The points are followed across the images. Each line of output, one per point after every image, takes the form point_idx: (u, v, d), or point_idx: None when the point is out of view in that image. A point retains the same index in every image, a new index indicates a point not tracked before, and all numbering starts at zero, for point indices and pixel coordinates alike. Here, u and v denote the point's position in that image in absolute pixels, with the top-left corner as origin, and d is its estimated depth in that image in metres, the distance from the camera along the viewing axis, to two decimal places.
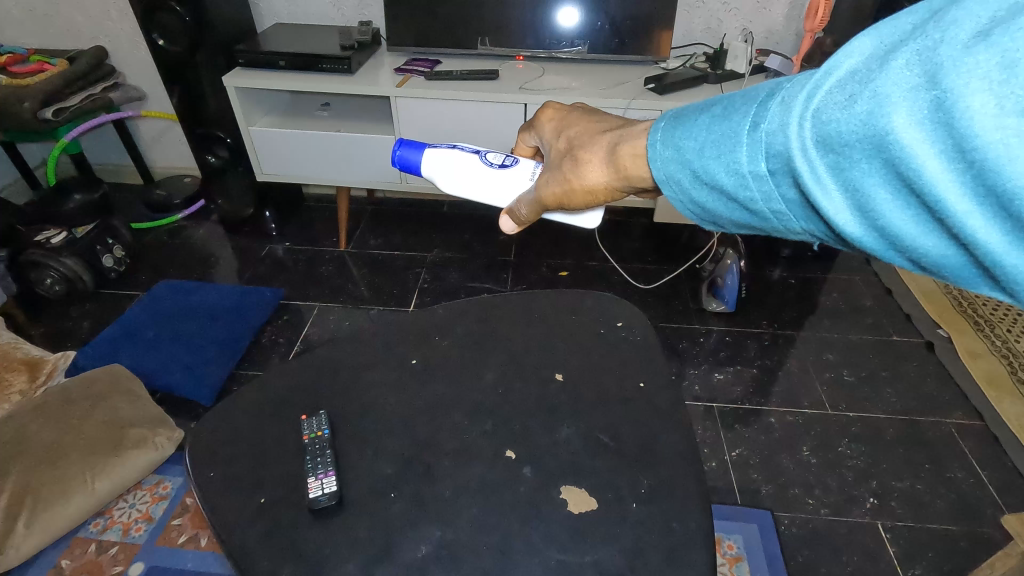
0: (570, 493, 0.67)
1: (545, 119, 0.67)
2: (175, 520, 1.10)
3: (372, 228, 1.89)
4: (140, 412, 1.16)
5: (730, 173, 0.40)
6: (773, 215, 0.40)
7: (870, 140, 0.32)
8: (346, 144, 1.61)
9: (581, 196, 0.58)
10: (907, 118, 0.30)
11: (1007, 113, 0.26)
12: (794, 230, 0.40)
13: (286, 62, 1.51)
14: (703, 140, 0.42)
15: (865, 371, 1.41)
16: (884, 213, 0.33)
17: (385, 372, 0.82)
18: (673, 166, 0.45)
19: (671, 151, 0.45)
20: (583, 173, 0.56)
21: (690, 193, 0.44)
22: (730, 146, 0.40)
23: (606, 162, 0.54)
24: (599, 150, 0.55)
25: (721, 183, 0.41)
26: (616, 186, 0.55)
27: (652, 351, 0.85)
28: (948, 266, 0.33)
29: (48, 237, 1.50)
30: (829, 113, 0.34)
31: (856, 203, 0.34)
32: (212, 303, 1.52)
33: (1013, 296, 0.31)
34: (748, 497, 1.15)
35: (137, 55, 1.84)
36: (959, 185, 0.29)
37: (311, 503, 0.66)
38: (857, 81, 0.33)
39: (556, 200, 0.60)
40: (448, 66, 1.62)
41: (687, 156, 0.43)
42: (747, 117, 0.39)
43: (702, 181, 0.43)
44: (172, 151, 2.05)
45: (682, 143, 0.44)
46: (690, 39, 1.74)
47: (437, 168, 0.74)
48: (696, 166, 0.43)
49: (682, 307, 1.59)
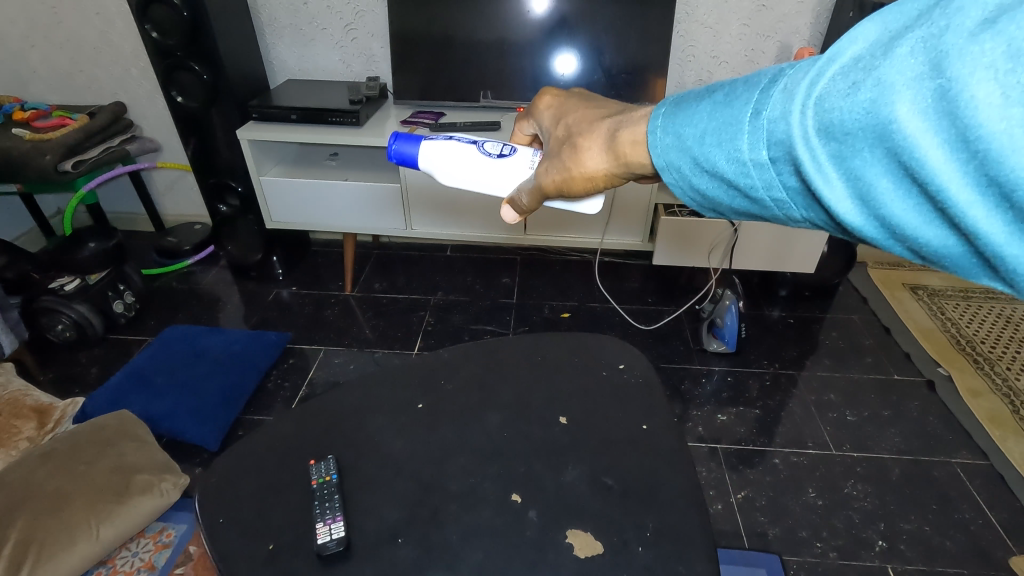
0: (575, 537, 0.68)
1: (544, 106, 0.70)
2: (178, 568, 1.08)
3: (378, 271, 1.93)
4: (147, 457, 1.17)
5: (731, 160, 0.42)
6: (774, 200, 0.42)
7: (871, 127, 0.34)
8: (354, 191, 1.66)
9: (580, 182, 0.61)
10: (911, 107, 0.32)
11: (1013, 103, 0.28)
12: (795, 215, 0.42)
13: (298, 116, 1.58)
14: (704, 127, 0.44)
15: (867, 410, 1.41)
16: (885, 202, 0.35)
17: (392, 415, 0.84)
18: (672, 154, 0.47)
19: (671, 138, 0.47)
20: (584, 161, 0.59)
21: (692, 180, 0.46)
22: (734, 135, 0.42)
23: (606, 148, 0.57)
24: (599, 135, 0.58)
25: (721, 170, 0.44)
26: (615, 172, 0.57)
27: (653, 393, 0.87)
28: (948, 256, 0.35)
29: (61, 284, 1.54)
30: (831, 101, 0.36)
31: (857, 191, 0.36)
32: (221, 348, 1.54)
33: (1011, 285, 0.33)
34: (755, 541, 1.14)
35: (154, 109, 1.93)
36: (962, 175, 0.31)
37: (319, 548, 0.67)
38: (861, 68, 0.35)
39: (555, 188, 0.63)
40: (453, 118, 1.69)
41: (688, 142, 0.46)
42: (749, 104, 0.42)
43: (704, 169, 0.45)
44: (183, 198, 2.12)
45: (682, 130, 0.46)
46: (682, 90, 1.82)
47: (435, 159, 0.77)
48: (698, 154, 0.45)
49: (683, 348, 1.60)
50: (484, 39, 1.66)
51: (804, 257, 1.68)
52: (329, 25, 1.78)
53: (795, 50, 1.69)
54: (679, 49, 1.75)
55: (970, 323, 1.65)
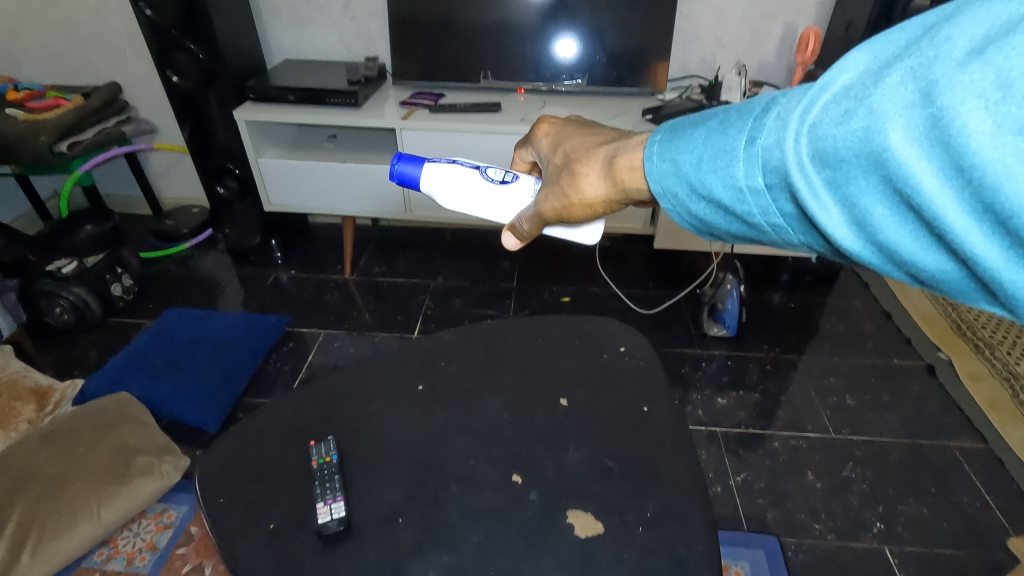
0: (576, 518, 0.68)
1: (541, 134, 0.69)
2: (179, 549, 1.09)
3: (377, 255, 1.92)
4: (147, 440, 1.17)
5: (727, 186, 0.41)
6: (772, 227, 0.41)
7: (865, 157, 0.33)
8: (352, 174, 1.64)
9: (580, 209, 0.59)
10: (904, 135, 0.31)
11: (1005, 132, 0.27)
12: (792, 241, 0.41)
13: (295, 96, 1.56)
14: (700, 153, 0.43)
15: (867, 395, 1.41)
16: (882, 229, 0.34)
17: (392, 398, 0.84)
18: (669, 179, 0.46)
19: (668, 164, 0.46)
20: (581, 186, 0.57)
21: (690, 206, 0.45)
22: (729, 161, 0.41)
23: (603, 174, 0.55)
24: (597, 161, 0.57)
25: (718, 197, 0.42)
26: (613, 198, 0.56)
27: (655, 376, 0.86)
28: (947, 280, 0.34)
29: (59, 267, 1.52)
30: (823, 129, 0.35)
31: (854, 217, 0.35)
32: (220, 332, 1.53)
33: (1013, 311, 0.32)
34: (754, 523, 1.14)
35: (150, 91, 1.90)
36: (957, 202, 0.30)
37: (321, 528, 0.66)
38: (852, 97, 0.34)
39: (555, 214, 0.62)
40: (453, 99, 1.67)
41: (685, 168, 0.44)
42: (743, 132, 0.41)
43: (700, 195, 0.44)
44: (180, 183, 2.10)
45: (678, 156, 0.45)
46: (685, 71, 1.80)
47: (438, 183, 0.75)
48: (694, 180, 0.44)
49: (684, 332, 1.60)
50: (484, 18, 1.63)
51: None
52: (326, 5, 1.75)
53: (800, 31, 1.66)
54: (682, 29, 1.72)
55: None
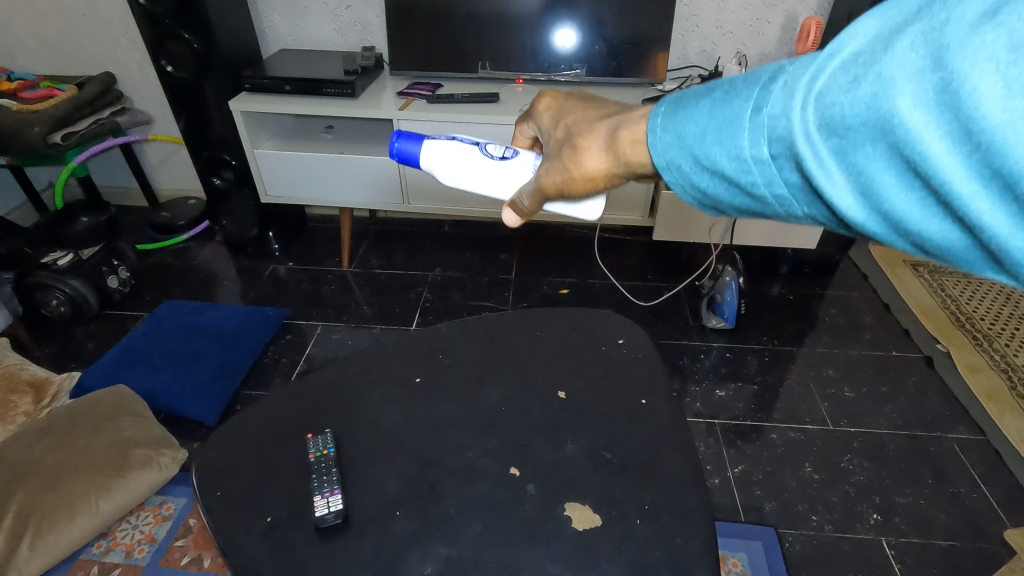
0: (574, 510, 0.68)
1: (542, 108, 0.68)
2: (178, 541, 1.09)
3: (375, 247, 1.91)
4: (145, 432, 1.16)
5: (731, 156, 0.40)
6: (775, 199, 0.40)
7: (873, 123, 0.32)
8: (349, 165, 1.63)
9: (581, 183, 0.58)
10: (911, 101, 0.31)
11: (1015, 94, 0.27)
12: (795, 214, 0.40)
13: (291, 87, 1.54)
14: (704, 124, 0.42)
15: (866, 386, 1.41)
16: (888, 197, 0.33)
17: (390, 390, 0.83)
18: (671, 151, 0.44)
19: (671, 137, 0.44)
20: (583, 161, 0.56)
21: (692, 178, 0.43)
22: (735, 130, 0.40)
23: (605, 148, 0.54)
24: (599, 135, 0.56)
25: (722, 168, 0.41)
26: (615, 171, 0.55)
27: (653, 368, 0.86)
28: (952, 250, 0.33)
29: (55, 259, 1.51)
30: (831, 96, 0.34)
31: (860, 186, 0.34)
32: (218, 324, 1.52)
33: (1017, 280, 0.31)
34: (751, 514, 1.15)
35: (145, 81, 1.88)
36: (964, 167, 0.29)
37: (318, 521, 0.67)
38: (862, 63, 0.33)
39: (555, 189, 0.61)
40: (450, 90, 1.65)
41: (689, 140, 0.43)
42: (749, 101, 0.39)
43: (704, 166, 0.42)
44: (177, 174, 2.08)
45: (683, 128, 0.43)
46: (685, 61, 1.78)
47: (436, 159, 0.75)
48: (697, 151, 0.42)
49: (683, 324, 1.60)
50: (482, 7, 1.62)
51: (807, 233, 1.66)
52: None
53: (801, 20, 1.64)
54: (682, 18, 1.70)
55: (969, 299, 1.64)
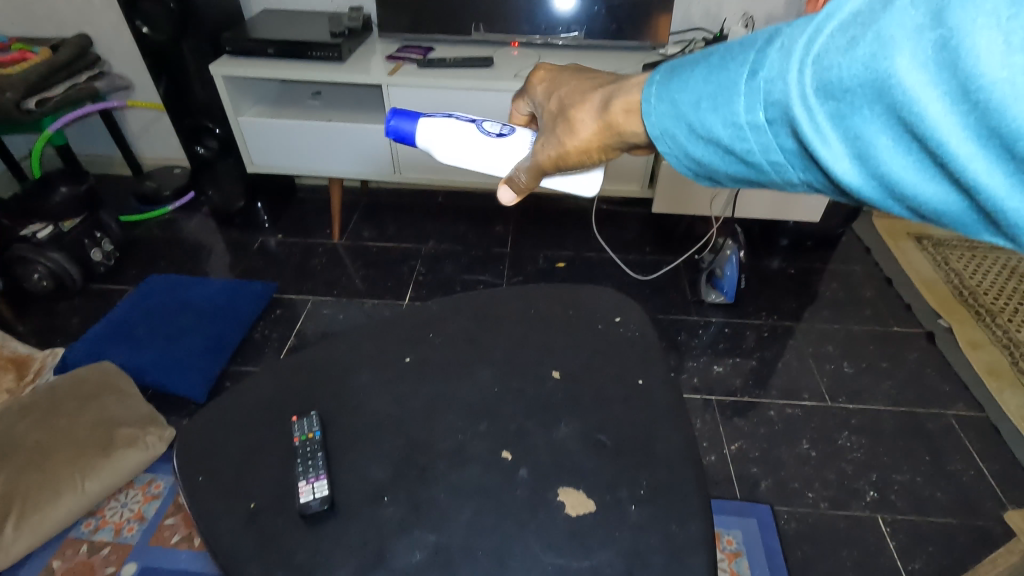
0: (567, 495, 0.66)
1: (536, 82, 0.63)
2: (168, 519, 1.08)
3: (367, 219, 1.86)
4: (130, 410, 1.14)
5: (726, 123, 0.37)
6: (770, 167, 0.38)
7: (871, 84, 0.30)
8: (338, 133, 1.57)
9: (575, 156, 0.54)
10: (910, 59, 0.29)
11: (1016, 50, 0.26)
12: (791, 182, 0.38)
13: (275, 49, 1.47)
14: (697, 91, 0.39)
15: (865, 362, 1.39)
16: (885, 162, 0.32)
17: (378, 370, 0.81)
18: (663, 119, 0.41)
19: (665, 105, 0.41)
20: (574, 132, 0.52)
21: (686, 149, 0.41)
22: (730, 95, 0.37)
23: (598, 118, 0.50)
24: (593, 103, 0.51)
25: (716, 136, 0.38)
26: (610, 142, 0.51)
27: (650, 347, 0.83)
28: (949, 213, 0.32)
29: (34, 232, 1.46)
30: (828, 57, 0.32)
31: (856, 150, 0.33)
32: (204, 298, 1.49)
33: (1014, 241, 0.30)
34: (746, 491, 1.14)
35: (122, 43, 1.79)
36: (964, 128, 0.28)
37: (302, 508, 0.64)
38: (859, 21, 0.31)
39: (551, 164, 0.56)
40: (442, 53, 1.58)
41: (681, 108, 0.40)
42: (744, 64, 0.37)
43: (698, 136, 0.40)
44: (160, 141, 2.01)
45: (675, 95, 0.41)
46: (688, 24, 1.70)
47: (433, 137, 0.70)
48: (691, 120, 0.40)
49: (680, 299, 1.57)
50: None
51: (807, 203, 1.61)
52: None
53: None
54: None
55: (973, 274, 1.61)
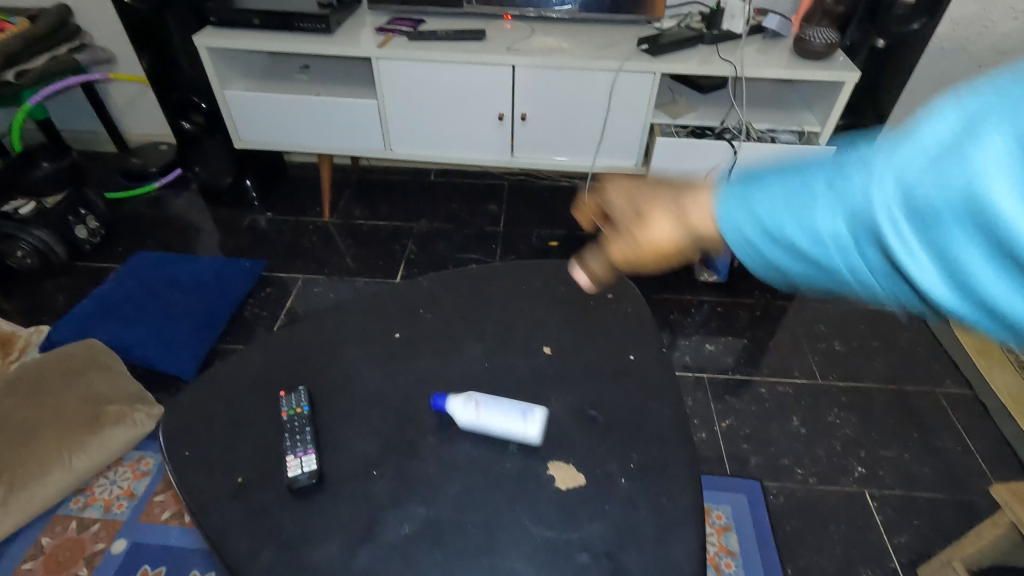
0: (557, 469, 0.66)
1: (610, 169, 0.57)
2: (158, 496, 1.07)
3: (357, 197, 1.84)
4: (118, 387, 1.13)
5: (809, 233, 0.34)
6: (851, 276, 0.34)
7: (959, 203, 0.27)
8: (327, 109, 1.53)
9: (647, 256, 0.47)
10: (1015, 194, 0.26)
11: None
12: (872, 293, 0.34)
13: (261, 20, 1.43)
14: (766, 201, 0.36)
15: (856, 341, 1.40)
16: (989, 289, 0.29)
17: (368, 346, 0.80)
18: (739, 223, 0.37)
19: (735, 212, 0.37)
20: (643, 230, 0.45)
21: (758, 253, 0.37)
22: (810, 203, 0.34)
23: (671, 216, 0.43)
24: (670, 206, 0.43)
25: (793, 243, 0.35)
26: (686, 242, 0.43)
27: (643, 323, 0.83)
28: None
29: (15, 208, 1.44)
30: (920, 184, 0.29)
31: (949, 272, 0.30)
32: (192, 276, 1.47)
33: None
34: (736, 467, 1.15)
35: (104, 15, 1.74)
36: None
37: (290, 482, 0.64)
38: (954, 146, 0.28)
39: (623, 261, 0.50)
40: (434, 26, 1.54)
41: (751, 218, 0.36)
42: (822, 178, 0.33)
43: (776, 242, 0.35)
44: (146, 117, 1.97)
45: (742, 202, 0.37)
46: None
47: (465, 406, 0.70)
48: (763, 231, 0.36)
49: (673, 278, 1.56)
50: None
51: None
52: None
53: None
54: None
55: None
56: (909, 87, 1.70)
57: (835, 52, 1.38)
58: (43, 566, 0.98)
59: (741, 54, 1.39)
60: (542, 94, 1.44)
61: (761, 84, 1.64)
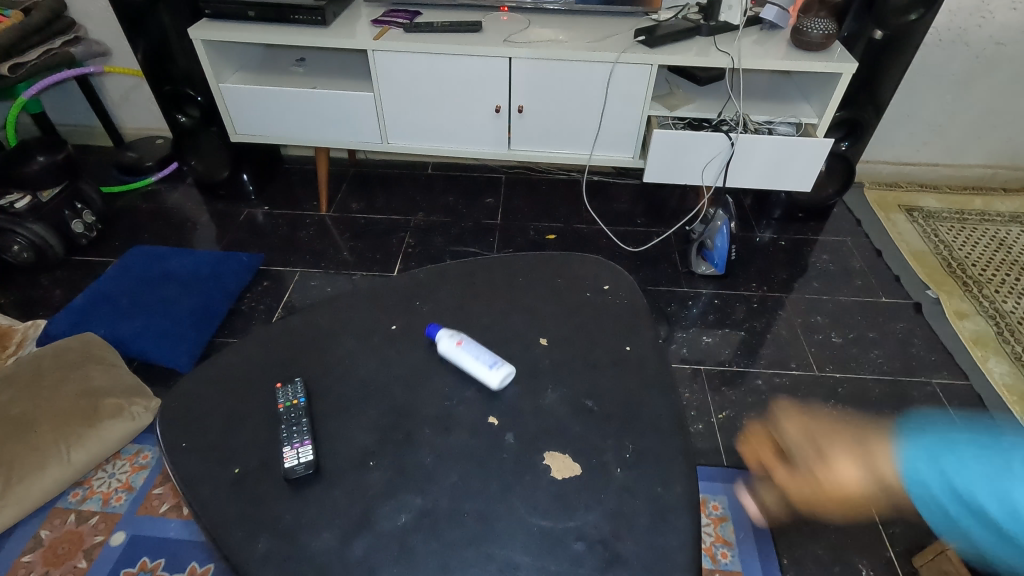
0: (553, 459, 0.66)
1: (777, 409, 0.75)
2: (156, 489, 1.08)
3: (354, 190, 1.83)
4: (115, 380, 1.13)
5: (997, 500, 0.51)
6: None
7: None
8: (324, 102, 1.53)
9: (831, 495, 0.62)
10: None
11: None
12: None
13: (255, 13, 1.42)
14: (965, 468, 0.53)
15: (853, 332, 1.40)
16: None
17: (364, 338, 0.80)
18: (932, 482, 0.55)
19: (932, 469, 0.55)
20: (829, 471, 0.62)
21: (946, 508, 0.54)
22: (993, 480, 0.51)
23: (865, 469, 0.60)
24: (852, 455, 0.62)
25: (979, 504, 0.52)
26: (874, 491, 0.60)
27: (638, 314, 0.83)
28: None
29: (11, 202, 1.42)
30: None
31: None
32: (189, 270, 1.46)
33: None
34: (733, 458, 1.15)
35: (97, 7, 1.73)
36: None
37: (287, 472, 0.64)
38: None
39: (805, 499, 0.65)
40: (431, 17, 1.52)
41: (947, 478, 0.54)
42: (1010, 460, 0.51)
43: (963, 502, 0.53)
44: (141, 111, 1.96)
45: (942, 464, 0.54)
46: None
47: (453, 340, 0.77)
48: (958, 490, 0.53)
49: (671, 271, 1.56)
50: None
51: (803, 172, 1.49)
52: None
53: None
54: None
55: (962, 246, 1.63)
56: (907, 79, 1.70)
57: (833, 43, 1.38)
58: (41, 558, 0.99)
59: (739, 46, 1.38)
60: (540, 86, 1.44)
61: (759, 75, 1.64)
